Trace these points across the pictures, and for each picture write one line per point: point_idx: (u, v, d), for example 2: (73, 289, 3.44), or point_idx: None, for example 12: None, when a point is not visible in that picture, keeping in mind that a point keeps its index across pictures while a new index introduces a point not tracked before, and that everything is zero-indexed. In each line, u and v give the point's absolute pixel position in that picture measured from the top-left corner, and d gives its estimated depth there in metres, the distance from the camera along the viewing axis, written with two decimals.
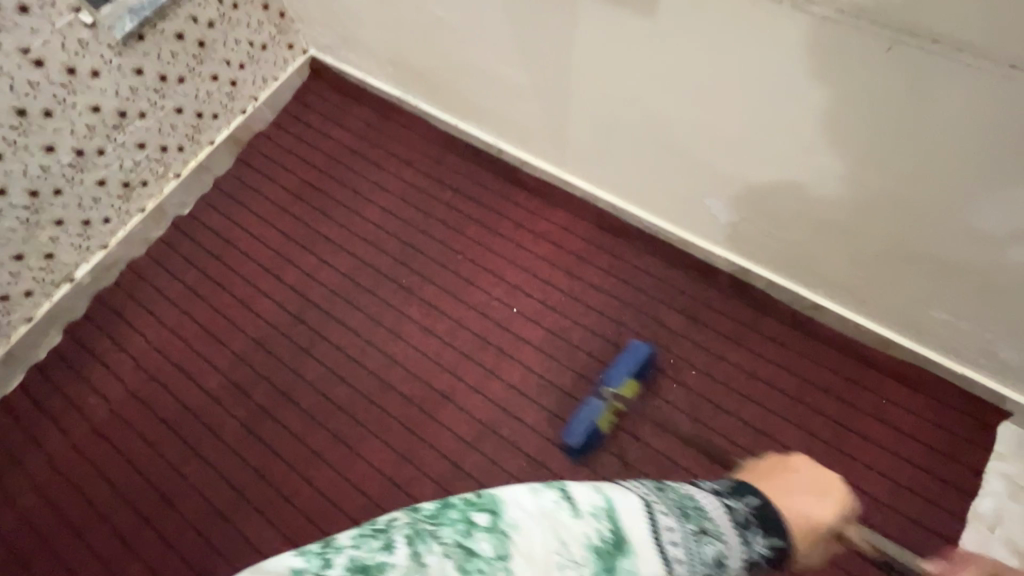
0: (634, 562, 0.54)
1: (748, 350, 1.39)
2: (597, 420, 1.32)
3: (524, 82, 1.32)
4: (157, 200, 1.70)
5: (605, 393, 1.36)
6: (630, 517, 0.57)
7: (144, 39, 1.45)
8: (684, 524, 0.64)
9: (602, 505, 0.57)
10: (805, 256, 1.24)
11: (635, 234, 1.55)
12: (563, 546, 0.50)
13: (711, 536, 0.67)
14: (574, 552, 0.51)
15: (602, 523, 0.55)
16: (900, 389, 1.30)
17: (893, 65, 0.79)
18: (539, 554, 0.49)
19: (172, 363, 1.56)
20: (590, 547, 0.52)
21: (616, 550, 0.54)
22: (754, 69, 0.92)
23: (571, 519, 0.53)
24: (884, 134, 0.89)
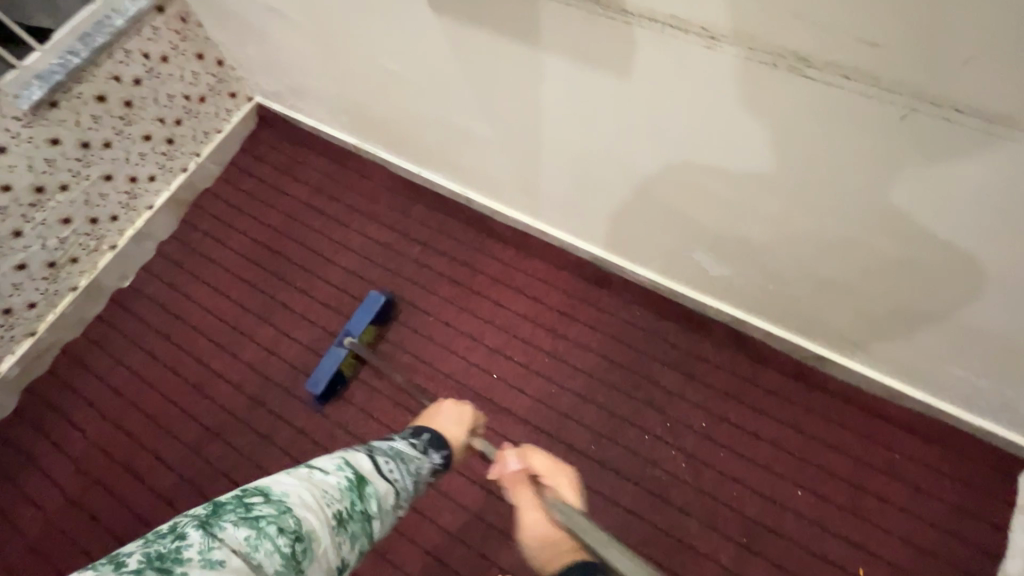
0: (377, 488, 0.74)
1: (749, 407, 1.29)
2: (336, 367, 1.37)
3: (488, 135, 1.20)
4: (91, 277, 1.53)
5: (345, 339, 1.39)
6: (360, 459, 0.75)
7: (58, 105, 1.29)
8: (400, 460, 0.80)
9: (340, 461, 0.73)
10: (806, 309, 1.14)
11: (620, 283, 1.44)
12: (328, 492, 0.67)
13: (415, 463, 0.83)
14: (334, 494, 0.68)
15: (345, 472, 0.72)
16: (913, 441, 1.22)
17: (909, 131, 0.69)
18: (308, 504, 0.64)
19: (117, 463, 1.39)
20: (343, 488, 0.70)
21: (362, 484, 0.72)
22: (747, 131, 0.81)
23: (322, 474, 0.70)
24: (895, 199, 0.79)
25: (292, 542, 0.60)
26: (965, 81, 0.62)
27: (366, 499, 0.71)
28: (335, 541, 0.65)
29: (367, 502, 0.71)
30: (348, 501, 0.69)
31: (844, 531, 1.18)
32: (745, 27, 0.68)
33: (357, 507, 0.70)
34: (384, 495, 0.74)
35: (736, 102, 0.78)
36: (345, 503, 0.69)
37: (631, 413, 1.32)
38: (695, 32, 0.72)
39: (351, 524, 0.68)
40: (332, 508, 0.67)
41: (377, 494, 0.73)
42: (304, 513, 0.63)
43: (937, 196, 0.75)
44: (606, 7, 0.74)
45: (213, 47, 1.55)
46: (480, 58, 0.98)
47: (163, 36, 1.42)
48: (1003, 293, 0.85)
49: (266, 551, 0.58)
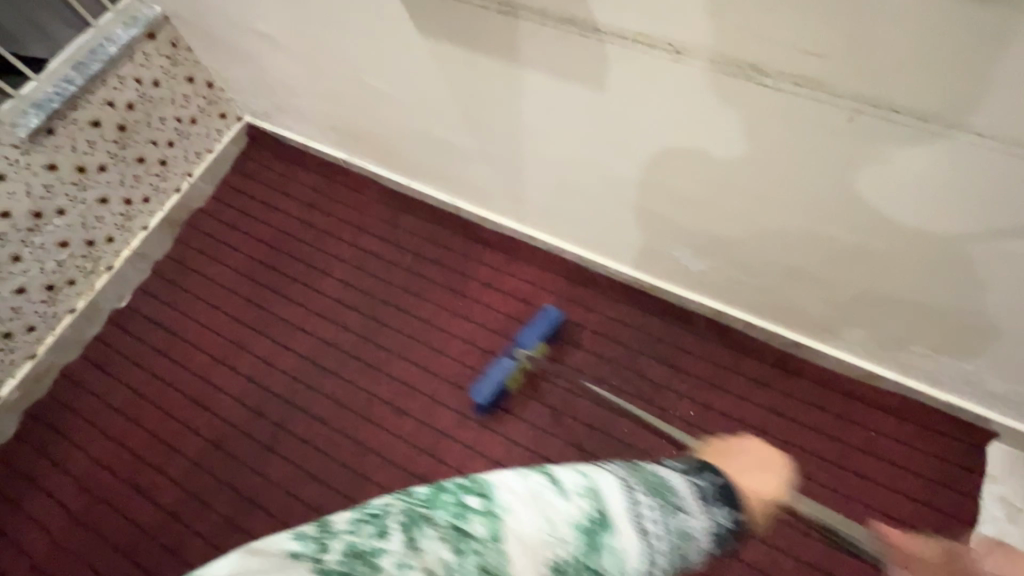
0: (618, 540, 0.47)
1: (733, 395, 1.36)
2: (503, 378, 1.37)
3: (475, 146, 1.26)
4: (89, 298, 1.55)
5: (516, 351, 1.40)
6: (608, 484, 0.49)
7: (54, 132, 1.32)
8: (658, 504, 0.52)
9: (589, 483, 0.48)
10: (779, 299, 1.22)
11: (606, 283, 1.50)
12: (551, 526, 0.43)
13: (682, 511, 0.54)
14: (561, 532, 0.43)
15: (586, 499, 0.46)
16: (884, 419, 1.30)
17: (853, 132, 0.77)
18: (534, 540, 0.41)
19: (121, 480, 1.41)
20: (576, 526, 0.44)
21: (602, 527, 0.46)
22: (712, 134, 0.88)
23: (558, 496, 0.45)
24: (850, 193, 0.86)
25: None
26: (902, 86, 0.69)
27: (600, 555, 0.45)
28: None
29: (600, 557, 0.45)
30: (577, 550, 0.44)
31: (825, 507, 1.25)
32: (705, 43, 0.75)
33: (583, 559, 0.44)
34: (629, 551, 0.47)
35: (701, 110, 0.85)
36: (576, 548, 0.44)
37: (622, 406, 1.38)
38: (661, 48, 0.79)
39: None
40: (553, 552, 0.42)
41: (620, 550, 0.47)
42: (530, 553, 0.41)
43: (883, 187, 0.83)
44: (580, 27, 0.81)
45: (203, 70, 1.59)
46: (465, 75, 1.05)
47: (155, 62, 1.47)
48: (954, 274, 0.93)
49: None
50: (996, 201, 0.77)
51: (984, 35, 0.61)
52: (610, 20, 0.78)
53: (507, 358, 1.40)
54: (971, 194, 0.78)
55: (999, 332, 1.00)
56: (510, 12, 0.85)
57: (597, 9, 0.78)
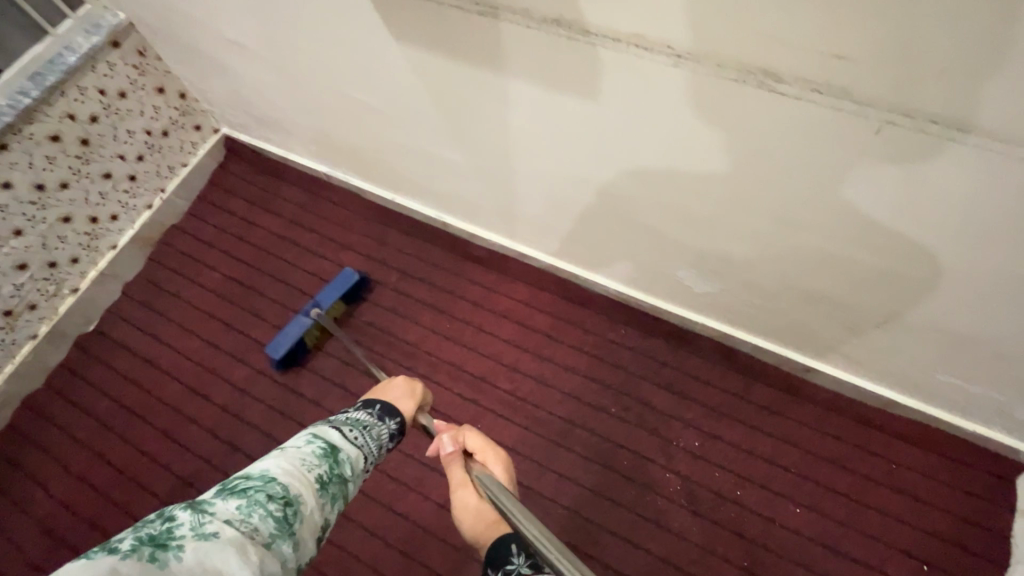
0: (347, 455, 0.65)
1: (742, 424, 1.26)
2: (300, 335, 1.39)
3: (459, 159, 1.17)
4: (52, 323, 1.46)
5: (312, 309, 1.41)
6: (326, 430, 0.67)
7: (8, 148, 1.23)
8: (368, 422, 0.72)
9: (312, 432, 0.66)
10: (791, 322, 1.12)
11: (604, 302, 1.41)
12: (305, 460, 0.61)
13: (372, 425, 0.72)
14: (308, 459, 0.61)
15: (318, 441, 0.64)
16: (906, 449, 1.20)
17: (881, 147, 0.68)
18: (290, 472, 0.58)
19: (84, 521, 1.31)
20: (316, 454, 0.62)
21: (334, 451, 0.64)
22: (719, 148, 0.79)
23: (297, 445, 0.63)
24: (875, 211, 0.77)
25: (283, 505, 0.55)
26: (942, 95, 0.60)
27: (343, 465, 0.64)
28: (319, 501, 0.59)
29: (342, 467, 0.63)
30: (325, 469, 0.61)
31: (844, 547, 1.15)
32: (712, 46, 0.66)
33: (334, 470, 0.62)
34: (357, 460, 0.66)
35: (705, 120, 0.76)
36: (324, 467, 0.62)
37: (623, 436, 1.28)
38: (661, 52, 0.69)
39: (331, 486, 0.61)
40: (312, 472, 0.60)
41: (350, 458, 0.65)
42: (289, 479, 0.57)
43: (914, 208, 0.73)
44: (567, 29, 0.72)
45: (174, 80, 1.50)
46: (445, 84, 0.96)
47: (120, 72, 1.38)
48: (991, 301, 0.83)
49: (260, 515, 0.53)
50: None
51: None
52: (601, 21, 0.69)
53: (304, 315, 1.41)
54: (1019, 216, 0.68)
55: None
56: (489, 13, 0.76)
57: (586, 9, 0.68)
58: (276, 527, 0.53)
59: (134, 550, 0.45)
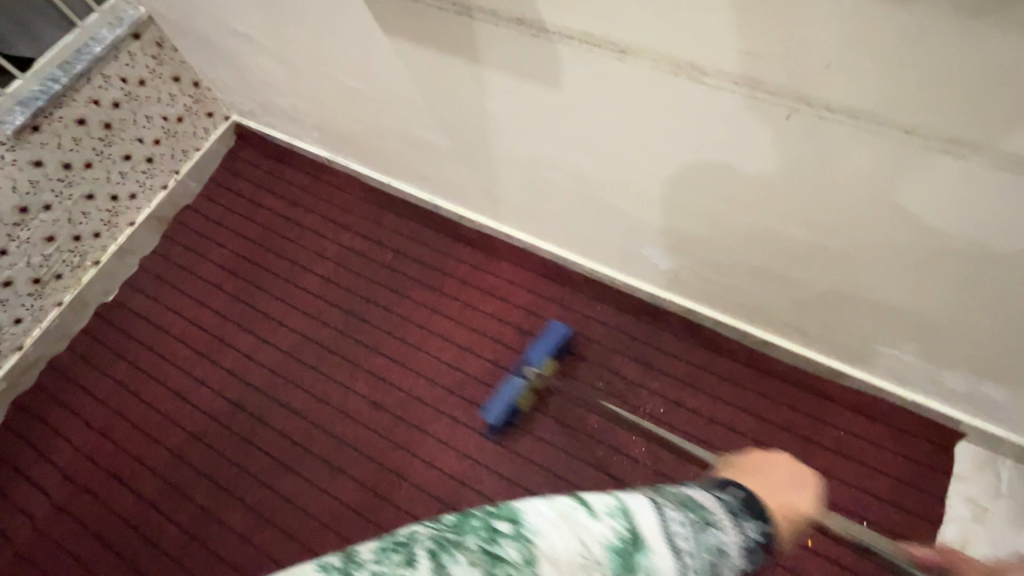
0: (650, 558, 0.46)
1: (703, 393, 1.37)
2: (514, 401, 1.38)
3: (447, 145, 1.28)
4: (75, 292, 1.59)
5: (524, 369, 1.41)
6: (640, 510, 0.48)
7: (40, 129, 1.36)
8: (714, 522, 0.54)
9: (623, 502, 0.48)
10: (746, 298, 1.23)
11: (582, 281, 1.52)
12: (584, 547, 0.43)
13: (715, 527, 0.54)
14: (593, 551, 0.43)
15: (618, 520, 0.46)
16: (853, 417, 1.30)
17: (798, 130, 0.78)
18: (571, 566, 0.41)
19: (103, 470, 1.44)
20: (610, 547, 0.44)
21: (636, 547, 0.45)
22: (666, 132, 0.90)
23: (591, 520, 0.44)
24: (799, 190, 0.88)
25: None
26: (835, 86, 0.71)
27: None
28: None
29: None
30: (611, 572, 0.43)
31: None
32: (650, 42, 0.77)
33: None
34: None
35: (651, 108, 0.87)
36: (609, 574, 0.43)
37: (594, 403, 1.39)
38: (609, 47, 0.80)
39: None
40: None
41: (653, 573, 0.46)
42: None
43: (830, 185, 0.84)
44: (531, 27, 0.83)
45: (189, 70, 1.63)
46: (431, 75, 1.06)
47: (140, 61, 1.50)
48: (911, 273, 0.93)
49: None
50: (939, 200, 0.77)
51: (911, 34, 0.62)
52: (559, 21, 0.79)
53: None
54: (913, 192, 0.79)
55: (957, 332, 1.01)
56: (465, 12, 0.86)
57: (546, 10, 0.79)
58: (615, 564, 0.44)
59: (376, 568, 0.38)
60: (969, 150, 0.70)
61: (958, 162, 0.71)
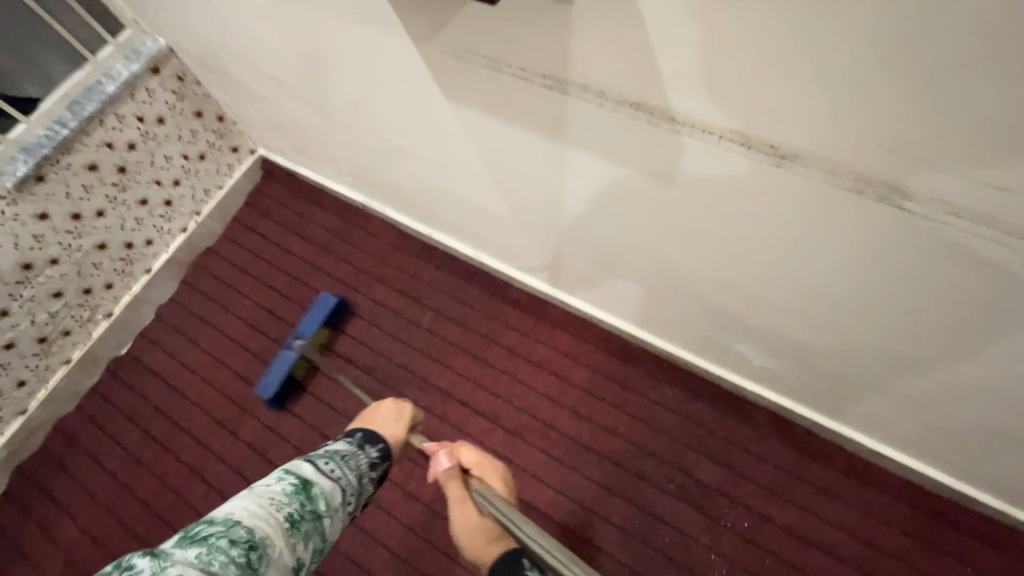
0: (322, 488, 0.68)
1: (796, 506, 1.16)
2: (287, 370, 1.37)
3: (504, 211, 1.10)
4: (85, 348, 1.44)
5: (296, 342, 1.40)
6: (299, 465, 0.70)
7: (45, 179, 1.21)
8: (341, 451, 0.74)
9: (284, 471, 0.69)
10: (860, 408, 1.02)
11: (649, 359, 1.32)
12: (273, 504, 0.63)
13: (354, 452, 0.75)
14: (279, 505, 0.63)
15: (289, 479, 0.67)
16: (981, 550, 1.08)
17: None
18: (256, 514, 0.61)
19: (109, 555, 1.30)
20: (287, 492, 0.66)
21: (308, 488, 0.67)
22: (815, 247, 0.69)
23: (268, 484, 0.66)
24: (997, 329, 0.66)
25: (247, 550, 0.57)
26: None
27: (317, 500, 0.67)
28: (287, 541, 0.61)
29: (316, 502, 0.66)
30: (296, 509, 0.64)
31: None
32: (829, 150, 0.56)
33: (308, 507, 0.65)
34: (332, 493, 0.68)
35: (799, 218, 0.66)
36: (294, 506, 0.65)
37: (664, 510, 1.20)
38: (761, 149, 0.59)
39: (304, 522, 0.64)
40: (281, 512, 0.63)
41: (325, 492, 0.68)
42: (254, 522, 0.60)
43: None
44: (650, 114, 0.62)
45: (212, 104, 1.46)
46: (497, 144, 0.88)
47: (160, 98, 1.34)
48: None
49: (220, 563, 0.55)
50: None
51: None
52: (691, 110, 0.59)
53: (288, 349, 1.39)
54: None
55: None
56: (557, 87, 0.66)
57: (675, 97, 0.59)
58: (295, 503, 0.65)
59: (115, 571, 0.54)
60: None
61: None
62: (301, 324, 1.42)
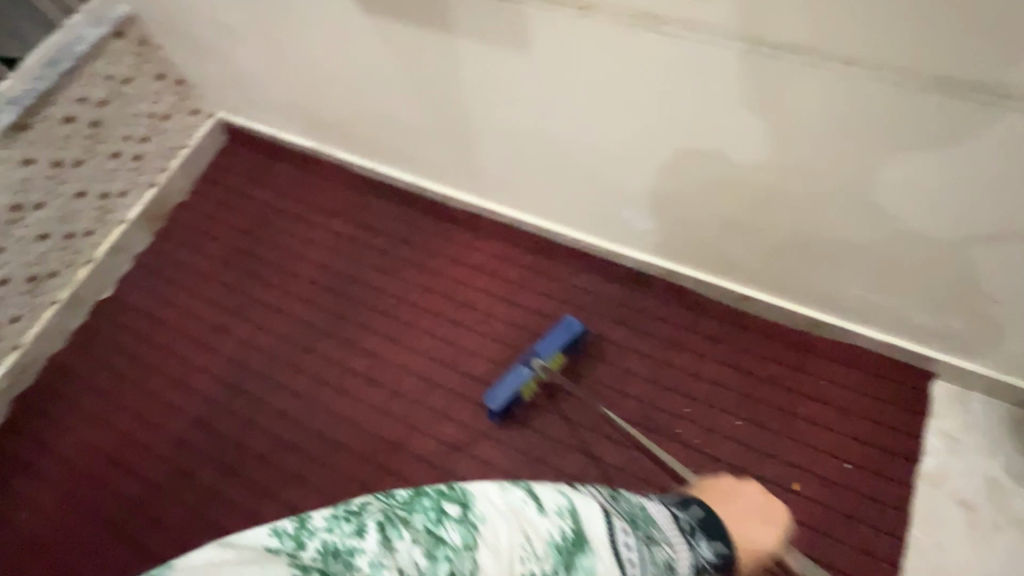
0: (591, 559, 0.64)
1: (690, 352, 1.42)
2: (518, 387, 1.36)
3: (426, 124, 1.35)
4: (71, 290, 1.61)
5: (531, 360, 1.38)
6: (591, 517, 0.67)
7: (28, 128, 1.41)
8: (631, 533, 0.72)
9: (568, 504, 0.66)
10: (719, 255, 1.28)
11: (567, 253, 1.57)
12: (527, 542, 0.59)
13: (657, 544, 0.77)
14: (535, 547, 0.60)
15: (565, 519, 0.64)
16: (832, 367, 1.35)
17: (745, 73, 0.87)
18: (513, 546, 0.58)
19: (112, 458, 1.48)
20: (550, 543, 0.61)
21: (578, 549, 0.63)
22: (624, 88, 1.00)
23: (538, 515, 0.62)
24: (756, 128, 0.94)
25: None
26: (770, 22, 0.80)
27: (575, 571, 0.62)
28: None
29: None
30: (551, 565, 0.60)
31: (781, 453, 1.30)
32: None
33: None
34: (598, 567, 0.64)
35: (607, 57, 0.96)
36: (548, 563, 0.60)
37: (586, 368, 1.44)
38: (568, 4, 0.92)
39: None
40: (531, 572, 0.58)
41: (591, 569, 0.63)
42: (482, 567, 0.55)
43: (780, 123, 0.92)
44: None
45: (173, 68, 1.67)
46: (409, 53, 1.16)
47: (124, 60, 1.55)
48: (861, 210, 0.99)
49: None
50: (869, 122, 0.85)
51: None
52: None
53: (524, 367, 1.38)
54: (846, 109, 0.85)
55: (910, 266, 1.06)
56: None
57: None
58: (557, 555, 0.61)
59: (358, 534, 0.52)
60: (882, 70, 0.79)
61: (874, 85, 0.81)
62: (541, 345, 1.40)
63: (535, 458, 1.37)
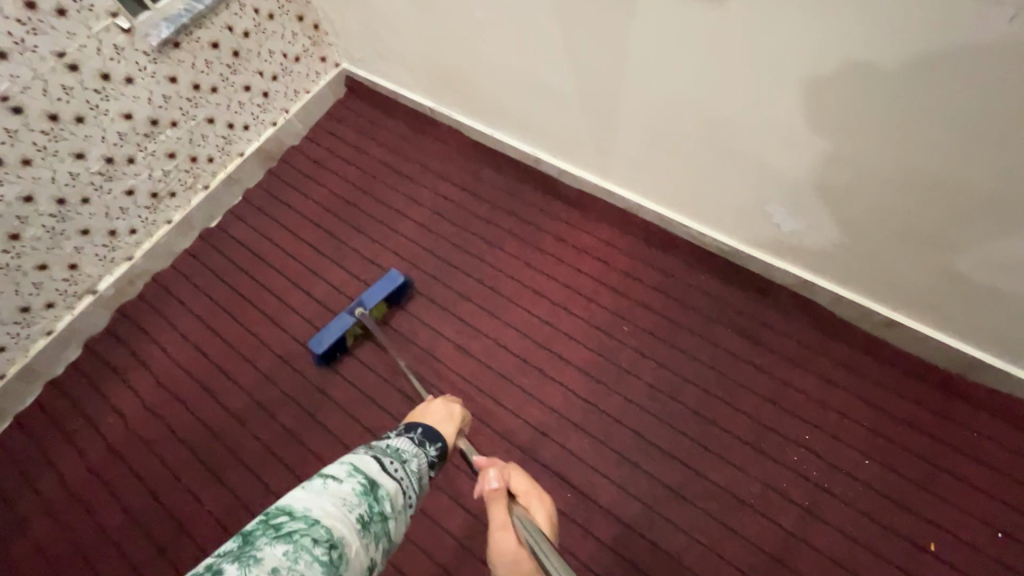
0: (386, 488, 0.63)
1: (815, 375, 1.27)
2: (342, 333, 1.41)
3: (570, 86, 1.30)
4: (184, 213, 1.65)
5: (356, 309, 1.43)
6: (367, 461, 0.64)
7: (179, 46, 1.43)
8: (394, 457, 0.68)
9: (348, 463, 0.63)
10: (876, 264, 1.16)
11: (685, 249, 1.46)
12: (345, 500, 0.58)
13: (410, 453, 0.71)
14: (347, 499, 0.58)
15: (356, 477, 0.61)
16: (987, 419, 1.17)
17: (1001, 46, 0.75)
18: (335, 514, 0.56)
19: (195, 381, 1.48)
20: (360, 492, 0.60)
21: (373, 486, 0.61)
22: (827, 57, 0.90)
23: (336, 483, 0.59)
24: (985, 115, 0.83)
25: (330, 548, 0.53)
26: None
27: (381, 500, 0.61)
28: (363, 541, 0.57)
29: (382, 503, 0.61)
30: (364, 508, 0.59)
31: (917, 506, 1.13)
32: None
33: (376, 508, 0.60)
34: (397, 493, 0.63)
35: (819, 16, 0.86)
36: (364, 506, 0.59)
37: (692, 373, 1.32)
38: None
39: (373, 525, 0.59)
40: (354, 512, 0.57)
41: (392, 492, 0.63)
42: (334, 522, 0.55)
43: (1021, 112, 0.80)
44: None
45: (312, 12, 1.69)
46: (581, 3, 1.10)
47: None
48: None
49: (306, 561, 0.51)
50: None
51: None
52: None
53: (348, 316, 1.43)
54: None
55: None
56: None
57: None
58: (361, 502, 0.59)
59: None
60: None
61: None
62: (367, 295, 1.45)
63: (628, 459, 1.26)
